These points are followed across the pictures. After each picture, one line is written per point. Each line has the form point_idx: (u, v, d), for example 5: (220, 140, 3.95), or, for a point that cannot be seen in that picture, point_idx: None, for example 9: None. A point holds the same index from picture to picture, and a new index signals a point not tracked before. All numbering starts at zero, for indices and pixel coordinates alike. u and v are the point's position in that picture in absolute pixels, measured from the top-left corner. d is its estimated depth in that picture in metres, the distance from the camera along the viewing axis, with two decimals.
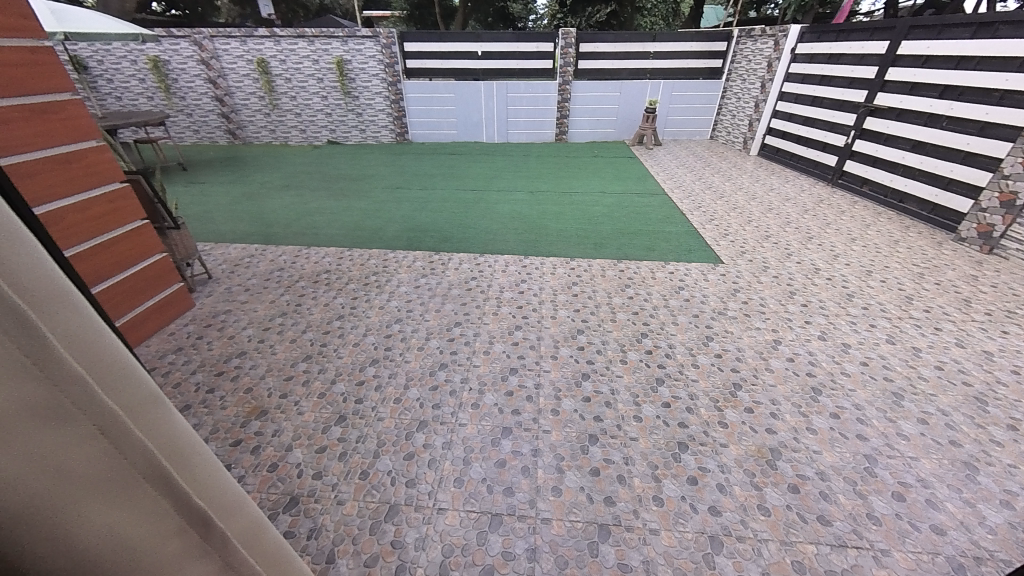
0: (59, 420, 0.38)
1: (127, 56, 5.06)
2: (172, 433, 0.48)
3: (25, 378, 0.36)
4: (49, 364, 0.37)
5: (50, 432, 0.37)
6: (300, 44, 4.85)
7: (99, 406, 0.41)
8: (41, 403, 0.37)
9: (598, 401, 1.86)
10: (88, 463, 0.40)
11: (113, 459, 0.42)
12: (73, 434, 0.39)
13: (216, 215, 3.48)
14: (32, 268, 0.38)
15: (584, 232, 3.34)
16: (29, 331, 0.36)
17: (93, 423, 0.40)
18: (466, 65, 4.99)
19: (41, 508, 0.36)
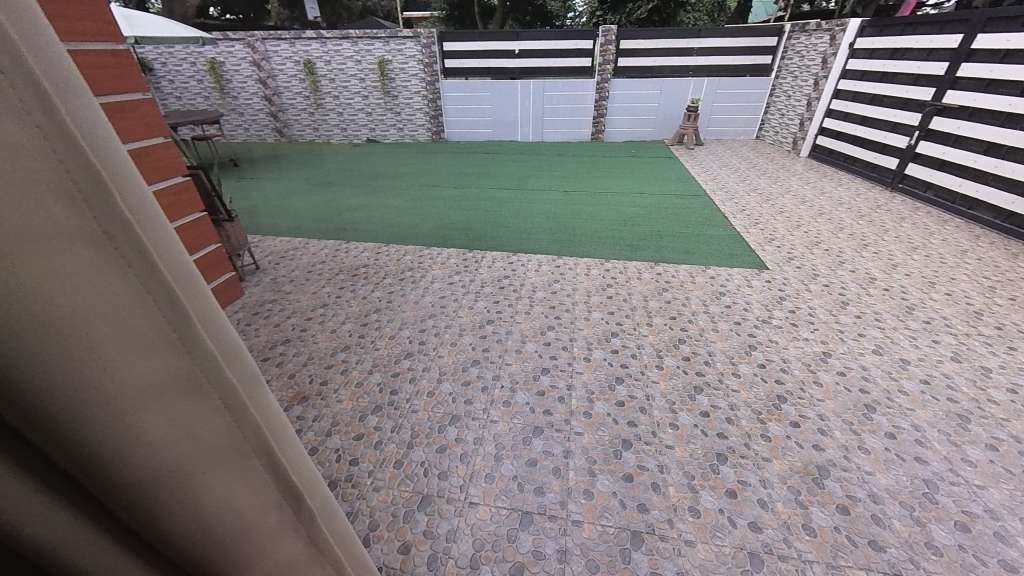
0: (191, 393, 0.35)
1: (187, 58, 5.40)
2: (271, 413, 0.45)
3: (163, 346, 0.33)
4: (184, 328, 0.35)
5: (186, 406, 0.35)
6: (344, 45, 5.02)
7: (224, 377, 0.38)
8: (177, 368, 0.34)
9: (631, 406, 1.82)
10: (217, 436, 0.37)
11: (235, 433, 0.39)
12: (205, 405, 0.36)
13: (264, 209, 3.65)
14: (154, 233, 0.35)
15: (620, 233, 3.28)
16: (166, 295, 0.34)
17: (220, 397, 0.38)
18: (504, 64, 5.01)
19: (175, 480, 0.34)
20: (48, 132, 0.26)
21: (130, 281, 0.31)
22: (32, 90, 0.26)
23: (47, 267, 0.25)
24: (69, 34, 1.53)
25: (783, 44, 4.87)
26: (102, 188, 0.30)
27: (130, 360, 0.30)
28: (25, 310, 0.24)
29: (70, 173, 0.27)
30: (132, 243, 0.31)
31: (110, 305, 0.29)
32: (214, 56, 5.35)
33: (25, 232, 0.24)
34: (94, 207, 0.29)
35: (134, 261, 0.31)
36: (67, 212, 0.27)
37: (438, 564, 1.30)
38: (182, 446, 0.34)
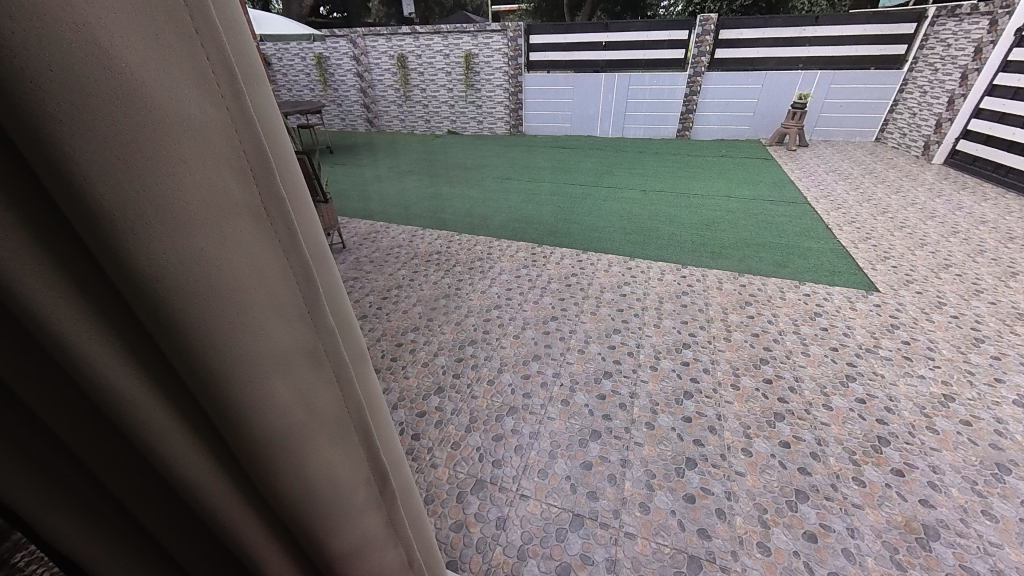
0: (313, 364, 0.38)
1: (300, 54, 5.97)
2: (371, 393, 0.48)
3: (298, 316, 0.36)
4: (313, 302, 0.38)
5: (309, 374, 0.37)
6: (435, 40, 5.23)
7: (339, 352, 0.41)
8: (306, 339, 0.37)
9: (699, 424, 1.70)
10: (329, 406, 0.40)
11: (342, 405, 0.42)
12: (322, 377, 0.39)
13: (353, 193, 3.95)
14: (300, 213, 0.39)
15: (701, 238, 3.07)
16: (305, 269, 0.37)
17: (333, 370, 0.40)
18: (588, 57, 4.92)
19: (289, 440, 0.37)
20: (234, 114, 0.30)
21: (280, 253, 0.34)
22: (229, 76, 0.30)
23: (218, 233, 0.29)
24: None
25: (924, 31, 4.17)
26: (271, 169, 0.33)
27: (271, 326, 0.33)
28: (193, 268, 0.28)
29: (246, 152, 0.31)
30: (285, 219, 0.35)
31: (261, 274, 0.32)
32: (321, 52, 5.87)
33: (206, 201, 0.28)
34: (261, 183, 0.32)
35: (283, 237, 0.34)
36: (238, 184, 0.30)
37: (486, 548, 1.33)
38: (301, 411, 0.37)
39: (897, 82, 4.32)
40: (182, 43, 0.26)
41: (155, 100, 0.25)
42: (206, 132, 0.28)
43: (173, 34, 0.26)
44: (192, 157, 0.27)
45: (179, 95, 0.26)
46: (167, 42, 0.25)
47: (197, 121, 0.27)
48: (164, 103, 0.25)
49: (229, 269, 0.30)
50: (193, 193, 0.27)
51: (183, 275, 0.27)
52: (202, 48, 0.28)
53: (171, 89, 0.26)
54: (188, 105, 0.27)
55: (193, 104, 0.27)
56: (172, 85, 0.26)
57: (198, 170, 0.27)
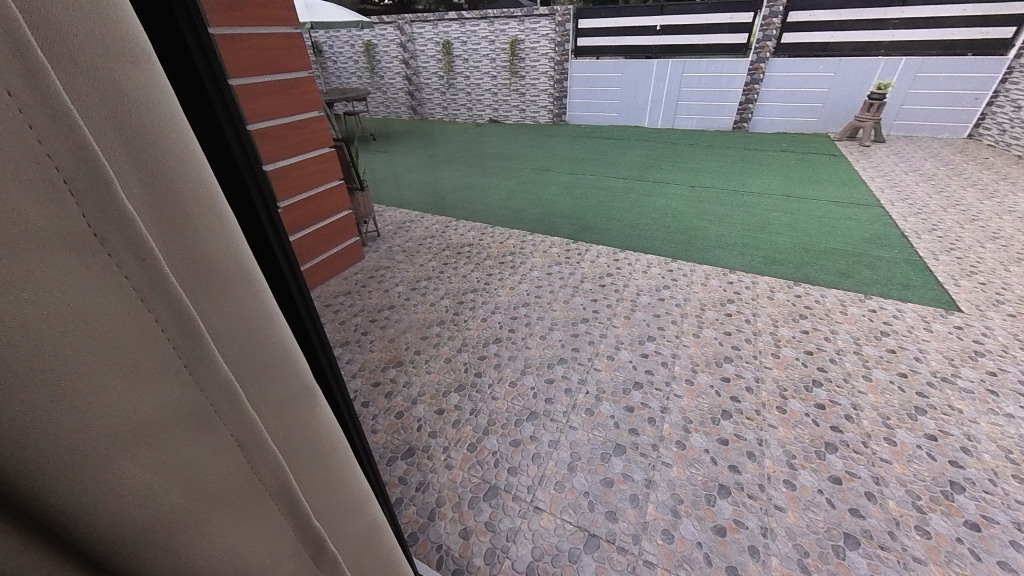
0: (199, 433, 0.27)
1: (348, 41, 6.06)
2: (309, 442, 0.37)
3: (164, 374, 0.25)
4: (192, 348, 0.26)
5: (190, 450, 0.26)
6: (481, 26, 5.15)
7: (241, 408, 0.29)
8: (178, 400, 0.26)
9: (737, 448, 1.55)
10: (227, 483, 0.29)
11: (249, 475, 0.30)
12: (212, 446, 0.28)
13: (391, 181, 3.96)
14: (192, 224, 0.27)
15: (752, 240, 2.82)
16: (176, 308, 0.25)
17: (234, 435, 0.29)
18: (641, 42, 4.65)
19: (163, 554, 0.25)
20: (27, 103, 0.18)
21: (126, 295, 0.23)
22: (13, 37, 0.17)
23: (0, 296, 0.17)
24: (258, 17, 1.80)
25: None
26: (106, 178, 0.22)
27: (109, 402, 0.22)
28: None
29: (54, 159, 0.19)
30: (136, 246, 0.23)
31: (80, 330, 0.20)
32: (369, 39, 5.94)
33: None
34: (87, 202, 0.21)
35: (134, 275, 0.23)
36: (31, 206, 0.19)
37: (495, 560, 1.27)
38: (181, 500, 0.26)
39: (1000, 70, 3.76)
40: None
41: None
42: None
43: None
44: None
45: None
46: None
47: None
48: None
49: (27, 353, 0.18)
50: None
51: None
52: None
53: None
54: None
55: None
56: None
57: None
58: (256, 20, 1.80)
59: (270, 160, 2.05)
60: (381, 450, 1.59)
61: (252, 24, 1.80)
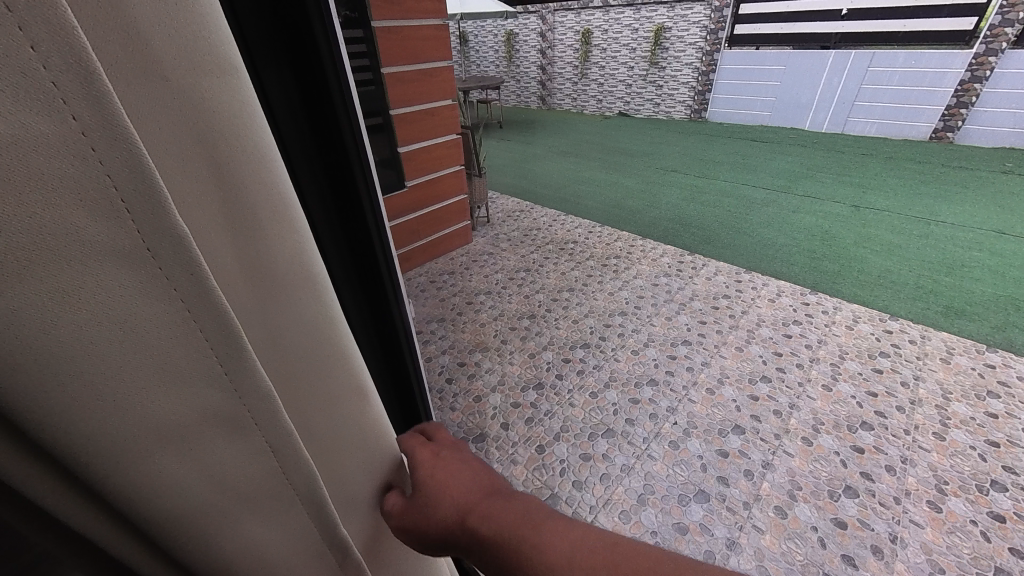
0: (238, 437, 0.28)
1: (493, 30, 6.31)
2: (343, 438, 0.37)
3: (211, 384, 0.25)
4: (237, 363, 0.26)
5: (227, 450, 0.27)
6: (626, 13, 4.94)
7: (277, 408, 0.29)
8: (215, 400, 0.26)
9: (857, 538, 1.25)
10: (256, 475, 0.29)
11: (277, 477, 0.31)
12: (245, 451, 0.28)
13: (509, 168, 4.05)
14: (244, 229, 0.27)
15: (931, 283, 2.23)
16: (224, 328, 0.25)
17: (270, 444, 0.29)
18: (816, 30, 3.98)
19: (194, 524, 0.28)
20: (92, 129, 0.18)
21: (173, 310, 0.23)
22: (87, 77, 0.18)
23: (45, 307, 0.19)
24: (414, 10, 1.96)
25: None
26: (162, 197, 0.21)
27: (137, 398, 0.23)
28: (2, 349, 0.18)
29: (111, 179, 0.19)
30: (188, 260, 0.23)
31: (124, 334, 0.22)
32: (512, 29, 6.11)
33: (11, 261, 0.17)
34: (142, 219, 0.21)
35: (187, 296, 0.23)
36: (85, 222, 0.19)
37: None
38: (208, 490, 0.28)
39: None
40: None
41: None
42: (19, 155, 0.17)
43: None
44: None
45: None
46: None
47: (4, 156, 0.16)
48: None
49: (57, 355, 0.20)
50: None
51: None
52: (33, 48, 0.16)
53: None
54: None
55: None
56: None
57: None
58: (412, 14, 1.97)
59: (405, 142, 2.24)
60: (455, 428, 1.66)
61: (407, 17, 1.96)
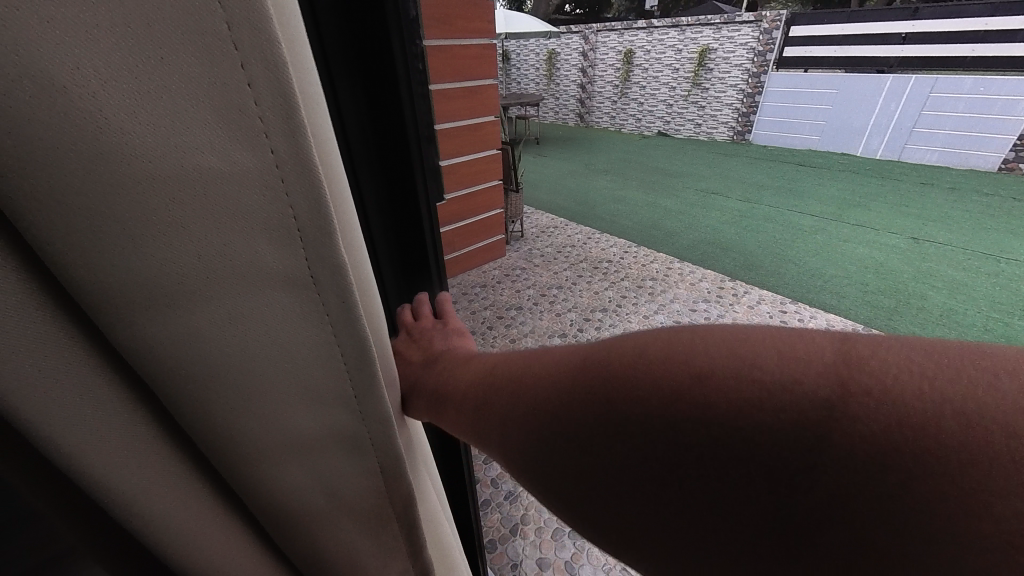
0: (355, 457, 0.27)
1: (534, 49, 6.40)
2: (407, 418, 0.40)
3: (342, 407, 0.25)
4: (367, 387, 0.25)
5: (342, 466, 0.27)
6: (670, 34, 4.93)
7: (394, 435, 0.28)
8: (343, 422, 0.25)
9: None
10: (363, 492, 0.29)
11: (380, 499, 0.30)
12: (359, 469, 0.28)
13: (544, 184, 4.05)
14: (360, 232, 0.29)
15: (1004, 325, 2.04)
16: (363, 355, 0.24)
17: (380, 468, 0.28)
18: (870, 54, 4.08)
19: (301, 520, 0.28)
20: (285, 163, 0.18)
21: (323, 335, 0.22)
22: (288, 109, 0.18)
23: (218, 318, 0.19)
24: (465, 29, 2.02)
25: None
26: (331, 225, 0.21)
27: (278, 409, 0.23)
28: (192, 349, 0.19)
29: (291, 207, 0.19)
30: (343, 290, 0.22)
31: (279, 354, 0.21)
32: (553, 48, 6.17)
33: (204, 268, 0.18)
34: (311, 248, 0.20)
35: (338, 325, 0.22)
36: (264, 246, 0.19)
37: None
38: (320, 499, 0.28)
39: None
40: (193, 67, 0.15)
41: (116, 160, 0.15)
42: (223, 181, 0.18)
43: (181, 43, 0.15)
44: (179, 218, 0.17)
45: (185, 144, 0.16)
46: (170, 67, 0.15)
47: (211, 181, 0.17)
48: (130, 145, 0.15)
49: (227, 361, 0.20)
50: (188, 256, 0.18)
51: (167, 359, 0.19)
52: (246, 79, 0.16)
53: (162, 132, 0.16)
54: (191, 155, 0.16)
55: (202, 160, 0.17)
56: (173, 134, 0.16)
57: (191, 238, 0.18)
58: (463, 34, 2.04)
59: (447, 156, 2.28)
60: None
61: (458, 37, 2.03)
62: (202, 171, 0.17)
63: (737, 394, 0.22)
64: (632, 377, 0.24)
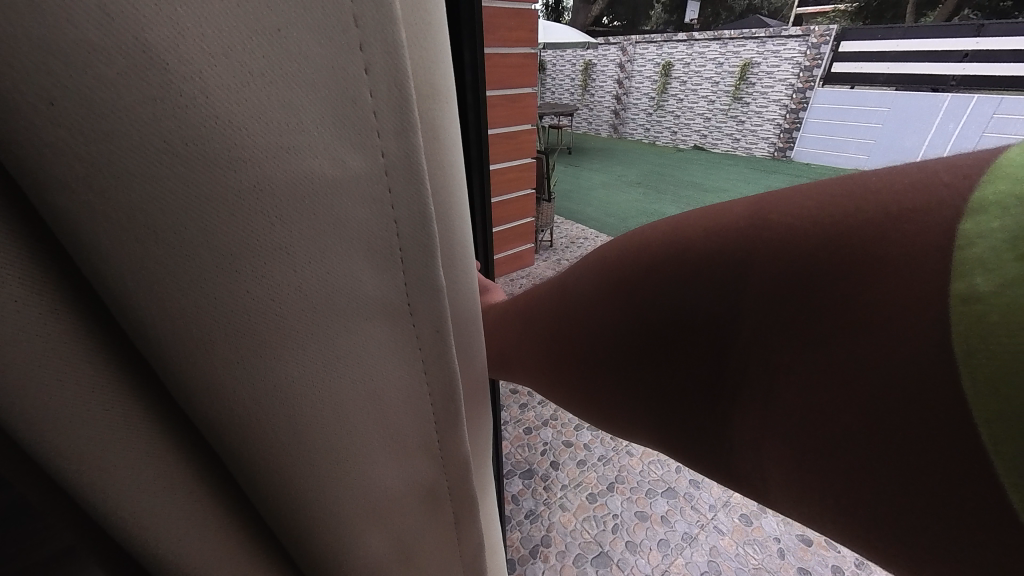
0: (429, 505, 0.24)
1: (570, 60, 6.31)
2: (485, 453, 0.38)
3: (423, 451, 0.22)
4: (451, 419, 0.23)
5: (416, 520, 0.24)
6: (712, 47, 4.84)
7: (469, 476, 0.25)
8: (422, 467, 0.23)
9: None
10: (436, 542, 0.26)
11: (451, 547, 0.27)
12: (432, 518, 0.25)
13: (575, 195, 3.97)
14: (464, 255, 0.27)
15: None
16: (449, 387, 0.22)
17: (450, 514, 0.26)
18: (928, 71, 3.96)
19: None
20: (394, 164, 0.16)
21: (413, 367, 0.20)
22: (403, 102, 0.16)
23: (316, 362, 0.17)
24: (507, 39, 2.04)
25: None
26: (434, 245, 0.19)
27: (363, 471, 0.20)
28: (276, 405, 0.17)
29: (397, 225, 0.17)
30: (436, 317, 0.20)
31: (368, 395, 0.19)
32: (591, 59, 6.01)
33: (304, 304, 0.16)
34: (411, 270, 0.18)
35: (427, 350, 0.20)
36: (366, 274, 0.17)
37: None
38: (393, 558, 0.24)
39: None
40: (316, 59, 0.14)
41: (218, 166, 0.13)
42: (333, 192, 0.15)
43: (306, 21, 0.13)
44: (283, 245, 0.15)
45: (299, 149, 0.14)
46: (291, 66, 0.13)
47: (318, 191, 0.15)
48: (242, 145, 0.13)
49: (308, 420, 0.17)
50: (288, 292, 0.15)
51: (245, 417, 0.16)
52: (364, 63, 0.15)
53: (280, 135, 0.14)
54: (301, 162, 0.14)
55: (311, 171, 0.15)
56: (291, 133, 0.14)
57: (297, 267, 0.15)
58: (504, 41, 2.03)
59: None
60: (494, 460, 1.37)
61: (500, 45, 2.04)
62: (310, 181, 0.15)
63: (654, 257, 0.25)
64: (597, 276, 0.28)
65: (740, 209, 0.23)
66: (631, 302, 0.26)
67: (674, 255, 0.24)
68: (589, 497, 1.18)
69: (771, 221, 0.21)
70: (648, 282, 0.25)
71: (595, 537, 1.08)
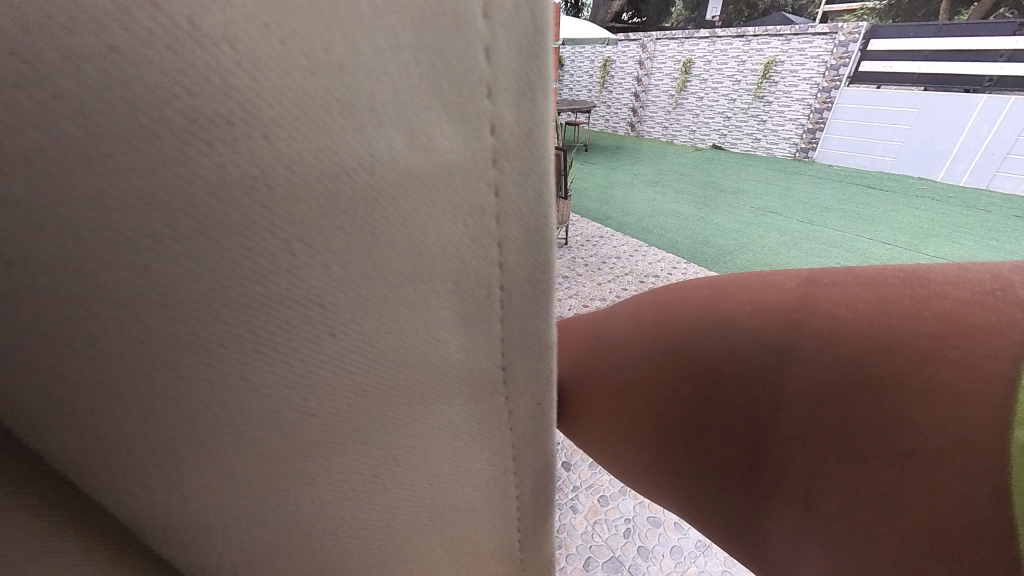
0: (490, 458, 0.27)
1: (589, 57, 6.22)
2: None
3: (495, 412, 0.26)
4: (536, 377, 0.25)
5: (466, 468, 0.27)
6: (735, 44, 4.73)
7: (526, 449, 0.28)
8: (492, 426, 0.26)
9: None
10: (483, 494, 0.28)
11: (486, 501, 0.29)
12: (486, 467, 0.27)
13: (590, 193, 3.90)
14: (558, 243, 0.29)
15: None
16: (533, 365, 0.25)
17: (496, 473, 0.28)
18: (956, 70, 3.76)
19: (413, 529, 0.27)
20: (504, 152, 0.20)
21: (492, 333, 0.23)
22: (523, 93, 0.19)
23: (412, 311, 0.20)
24: None
25: None
26: (539, 232, 0.22)
27: (432, 411, 0.23)
28: (387, 345, 0.20)
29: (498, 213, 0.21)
30: (521, 300, 0.23)
31: (471, 352, 0.23)
32: (609, 55, 5.91)
33: (426, 259, 0.20)
34: (509, 249, 0.22)
35: (515, 306, 0.23)
36: (462, 245, 0.20)
37: None
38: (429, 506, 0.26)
39: None
40: (448, 41, 0.16)
41: (354, 122, 0.16)
42: (441, 170, 0.18)
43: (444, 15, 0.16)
44: (370, 197, 0.17)
45: (392, 113, 0.16)
46: (402, 33, 0.16)
47: (404, 170, 0.17)
48: (375, 106, 0.16)
49: (390, 343, 0.20)
50: (422, 251, 0.19)
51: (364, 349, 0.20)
52: (489, 57, 0.18)
53: (384, 100, 0.16)
54: (428, 132, 0.17)
55: (410, 133, 0.17)
56: (412, 103, 0.17)
57: (414, 222, 0.19)
58: None
59: None
60: None
61: None
62: (433, 159, 0.18)
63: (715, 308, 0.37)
64: (669, 323, 0.39)
65: (785, 293, 0.34)
66: (688, 368, 0.36)
67: (730, 307, 0.36)
68: (601, 500, 1.15)
69: (811, 309, 0.32)
70: (696, 346, 0.36)
71: (606, 540, 1.05)
